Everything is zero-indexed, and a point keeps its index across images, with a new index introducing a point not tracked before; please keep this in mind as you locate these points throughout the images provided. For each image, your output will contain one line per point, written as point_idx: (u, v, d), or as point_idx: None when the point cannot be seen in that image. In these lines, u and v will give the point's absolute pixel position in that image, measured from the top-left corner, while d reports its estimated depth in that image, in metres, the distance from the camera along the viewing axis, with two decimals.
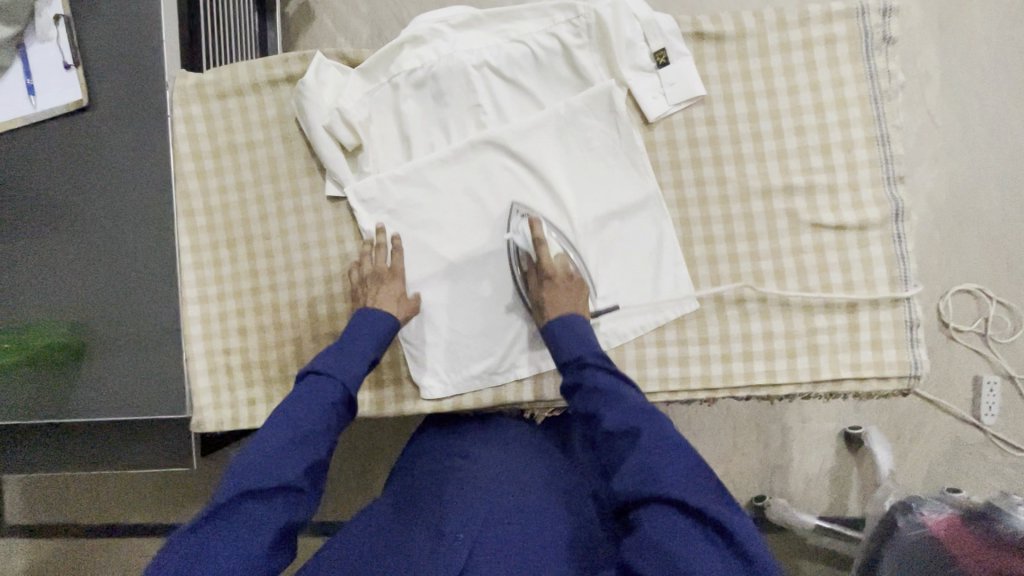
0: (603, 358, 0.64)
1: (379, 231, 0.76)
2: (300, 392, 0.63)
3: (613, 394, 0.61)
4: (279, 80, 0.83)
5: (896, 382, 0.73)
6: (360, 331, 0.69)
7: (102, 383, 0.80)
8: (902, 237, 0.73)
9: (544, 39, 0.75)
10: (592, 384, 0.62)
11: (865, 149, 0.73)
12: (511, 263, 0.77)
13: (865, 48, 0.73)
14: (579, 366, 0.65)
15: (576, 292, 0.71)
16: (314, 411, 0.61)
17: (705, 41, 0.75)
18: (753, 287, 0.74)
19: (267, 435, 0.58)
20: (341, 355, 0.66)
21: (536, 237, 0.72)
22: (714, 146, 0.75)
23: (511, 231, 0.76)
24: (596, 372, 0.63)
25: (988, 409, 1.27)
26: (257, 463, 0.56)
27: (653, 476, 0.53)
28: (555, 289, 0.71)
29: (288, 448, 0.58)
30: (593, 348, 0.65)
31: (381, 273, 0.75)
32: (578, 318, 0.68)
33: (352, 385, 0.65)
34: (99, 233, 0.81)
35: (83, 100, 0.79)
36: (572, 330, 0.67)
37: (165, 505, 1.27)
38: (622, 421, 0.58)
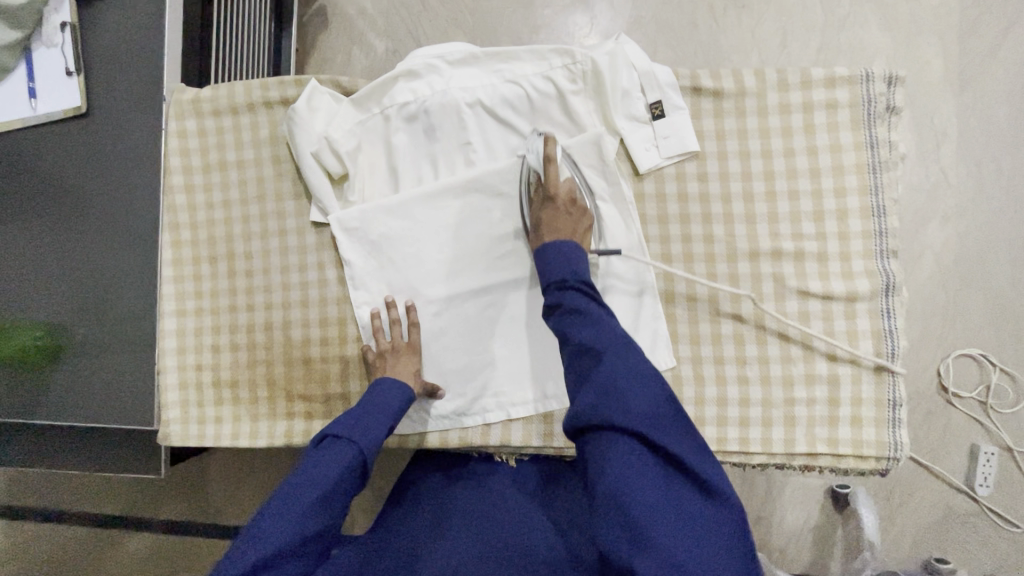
0: (582, 280, 0.63)
1: (391, 306, 0.75)
2: (318, 456, 0.62)
3: (589, 315, 0.60)
4: (273, 101, 0.82)
5: (874, 461, 0.71)
6: (383, 395, 0.69)
7: (72, 390, 0.81)
8: (891, 313, 0.71)
9: (539, 81, 0.74)
10: (569, 305, 0.61)
11: (859, 219, 0.71)
12: (522, 181, 0.74)
13: (866, 116, 0.71)
14: (558, 288, 0.63)
15: (577, 220, 0.70)
16: (329, 477, 0.60)
17: (703, 96, 0.74)
18: (733, 351, 0.73)
19: (283, 502, 0.58)
20: (363, 420, 0.65)
21: (548, 155, 0.70)
22: (703, 204, 0.74)
23: (526, 150, 0.73)
24: (575, 295, 0.61)
25: (983, 480, 1.22)
26: (267, 533, 0.56)
27: (616, 403, 0.54)
28: (556, 211, 0.69)
29: (301, 516, 0.57)
30: (578, 272, 0.63)
31: (398, 348, 0.75)
32: (570, 244, 0.65)
33: (369, 449, 0.63)
34: (84, 240, 0.81)
35: (81, 107, 0.80)
36: (562, 254, 0.65)
37: (143, 499, 1.27)
38: (591, 338, 0.58)
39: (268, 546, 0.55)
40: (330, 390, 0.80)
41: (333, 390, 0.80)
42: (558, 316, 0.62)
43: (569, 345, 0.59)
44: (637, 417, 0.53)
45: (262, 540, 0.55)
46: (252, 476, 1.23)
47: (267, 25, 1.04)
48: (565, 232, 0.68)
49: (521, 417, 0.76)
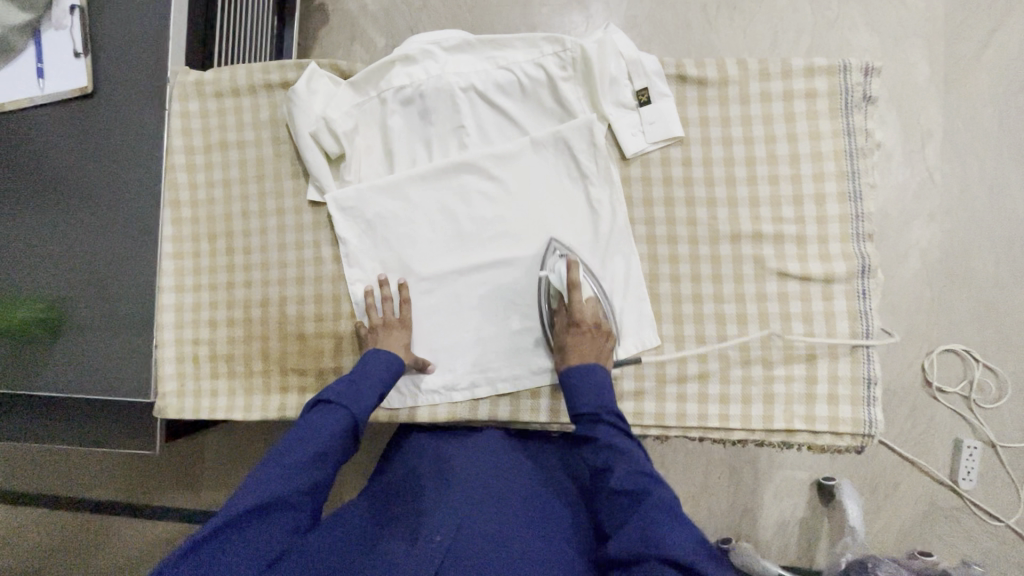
0: (616, 415, 0.64)
1: (384, 283, 0.78)
2: (311, 419, 0.64)
3: (624, 452, 0.61)
4: (274, 85, 0.85)
5: (850, 438, 0.73)
6: (374, 365, 0.71)
7: (71, 361, 0.83)
8: (867, 294, 0.73)
9: (531, 68, 0.77)
10: (604, 440, 0.62)
11: (837, 204, 0.74)
12: (543, 295, 0.76)
13: (844, 106, 0.74)
14: (592, 419, 0.64)
15: (601, 343, 0.71)
16: (321, 437, 0.61)
17: (687, 84, 0.77)
18: (714, 330, 0.75)
19: (279, 456, 0.60)
20: (355, 387, 0.68)
21: (570, 280, 0.71)
22: (687, 188, 0.76)
23: (546, 269, 0.75)
24: (609, 430, 0.63)
25: (966, 473, 1.24)
26: (260, 484, 0.57)
27: (651, 533, 0.53)
28: (580, 335, 0.71)
29: (293, 470, 0.58)
30: (608, 405, 0.65)
31: (390, 323, 0.77)
32: (597, 368, 0.68)
33: (361, 414, 0.66)
34: (86, 215, 0.83)
35: (87, 87, 0.82)
36: (588, 381, 0.67)
37: (136, 483, 1.28)
38: (628, 480, 0.58)
39: (261, 495, 0.56)
40: (323, 365, 0.82)
41: (326, 364, 0.82)
42: (591, 450, 0.63)
43: (606, 487, 0.60)
44: (669, 538, 0.52)
45: (255, 490, 0.56)
46: (248, 461, 1.24)
47: (270, 15, 1.07)
48: (589, 355, 0.70)
49: (508, 392, 0.78)
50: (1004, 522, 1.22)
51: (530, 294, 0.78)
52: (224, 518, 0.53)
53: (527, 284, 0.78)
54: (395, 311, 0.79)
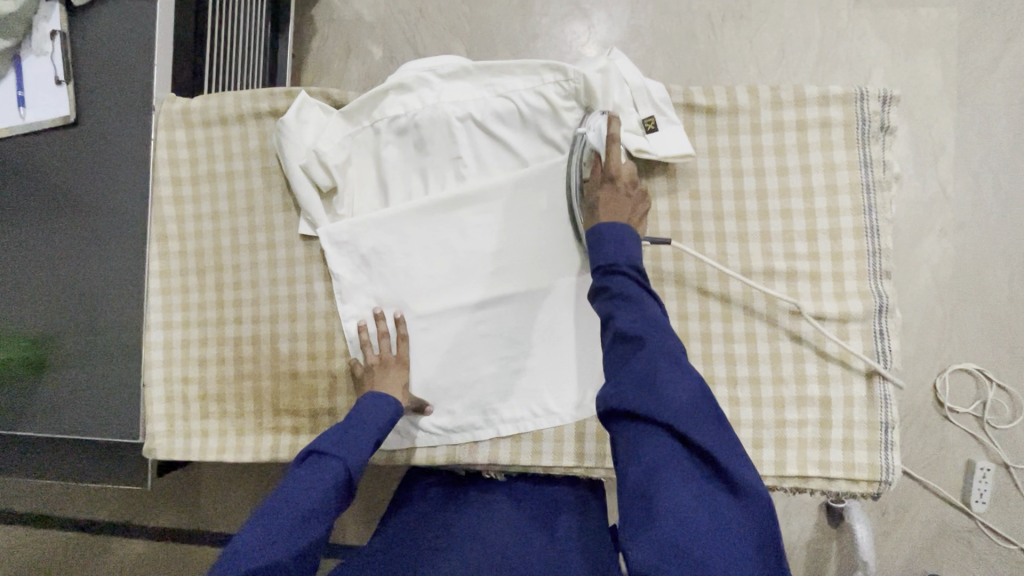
0: (633, 268, 0.60)
1: (379, 320, 0.75)
2: (301, 473, 0.60)
3: (636, 298, 0.58)
4: (263, 113, 0.82)
5: (866, 484, 0.70)
6: (368, 411, 0.67)
7: (56, 401, 0.80)
8: (884, 334, 0.70)
9: (531, 97, 0.73)
10: (619, 289, 0.58)
11: (853, 239, 0.70)
12: (574, 156, 0.71)
13: (860, 135, 0.71)
14: (609, 270, 0.61)
15: (634, 203, 0.68)
16: (313, 493, 0.58)
17: (696, 112, 0.73)
18: (723, 371, 0.72)
19: (269, 518, 0.56)
20: (350, 435, 0.64)
21: (610, 134, 0.67)
22: (695, 222, 0.73)
23: (584, 126, 0.71)
24: (624, 279, 0.59)
25: (979, 496, 1.21)
26: (249, 551, 0.53)
27: (652, 379, 0.52)
28: (614, 192, 0.68)
29: (284, 533, 0.54)
30: (631, 257, 0.61)
31: (386, 361, 0.74)
32: (626, 231, 0.62)
33: (356, 465, 0.62)
34: (70, 250, 0.80)
35: (70, 117, 0.79)
36: (611, 232, 0.62)
37: (131, 509, 1.26)
38: (633, 326, 0.56)
39: (250, 565, 0.52)
40: (316, 405, 0.79)
41: (320, 404, 0.79)
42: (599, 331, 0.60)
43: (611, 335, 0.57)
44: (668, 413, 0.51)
45: (243, 560, 0.52)
46: (245, 487, 1.22)
47: (262, 35, 1.03)
48: (621, 212, 0.66)
49: (508, 435, 0.75)
50: (1018, 546, 1.19)
51: (530, 335, 0.75)
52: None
53: (526, 327, 0.75)
54: (392, 348, 0.76)
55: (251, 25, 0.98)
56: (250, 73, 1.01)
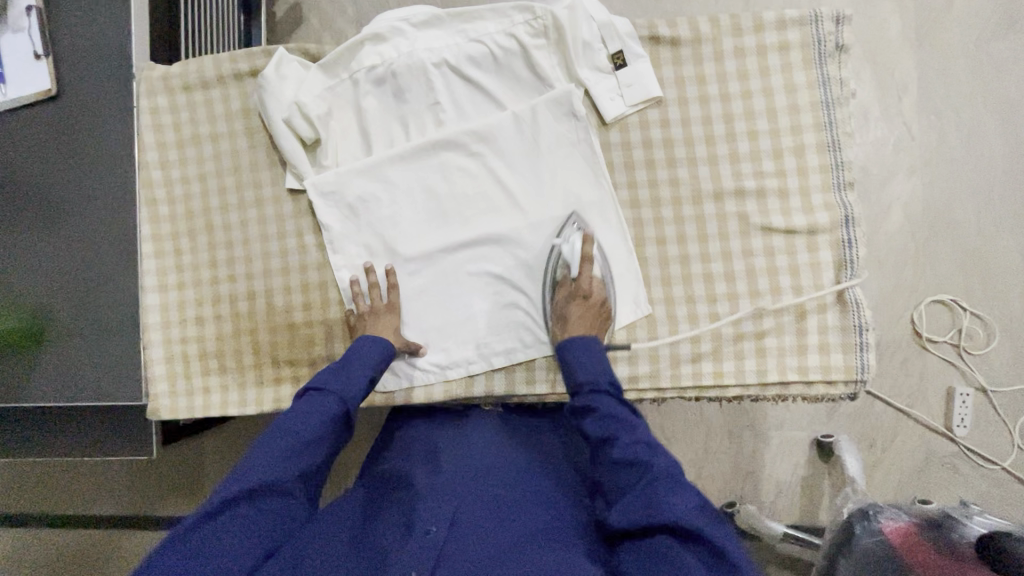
0: (613, 385, 0.63)
1: (371, 267, 0.77)
2: (300, 404, 0.63)
3: (625, 420, 0.60)
4: (244, 74, 0.83)
5: (843, 386, 0.74)
6: (361, 348, 0.70)
7: (57, 368, 0.81)
8: (851, 242, 0.74)
9: (502, 38, 0.76)
10: (603, 411, 0.61)
11: (816, 154, 0.74)
12: (549, 267, 0.75)
13: (817, 56, 0.74)
14: (591, 391, 0.64)
15: (598, 325, 0.72)
16: (313, 423, 0.61)
17: (661, 44, 0.76)
18: (702, 290, 0.76)
19: (270, 443, 0.59)
20: (344, 372, 0.67)
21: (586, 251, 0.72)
22: (667, 149, 0.76)
23: (562, 238, 0.75)
24: (605, 399, 0.62)
25: (960, 420, 1.26)
26: (252, 470, 0.56)
27: (657, 497, 0.53)
28: (585, 309, 0.72)
29: (286, 458, 0.58)
30: (609, 376, 0.64)
31: (378, 309, 0.76)
32: (595, 343, 0.68)
33: (351, 400, 0.65)
34: (59, 220, 0.82)
35: (51, 90, 0.80)
36: (590, 352, 0.67)
37: (135, 495, 1.27)
38: (627, 452, 0.57)
39: (252, 482, 0.55)
40: (315, 354, 0.81)
41: (317, 353, 0.81)
42: (591, 421, 0.61)
43: (607, 457, 0.58)
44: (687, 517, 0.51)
45: (246, 477, 0.56)
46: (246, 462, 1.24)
47: (236, 9, 1.05)
48: (586, 328, 0.70)
49: (501, 366, 0.78)
50: (998, 464, 1.25)
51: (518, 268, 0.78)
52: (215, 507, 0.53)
53: (514, 263, 0.78)
54: (383, 298, 0.78)
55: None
56: (227, 43, 1.02)
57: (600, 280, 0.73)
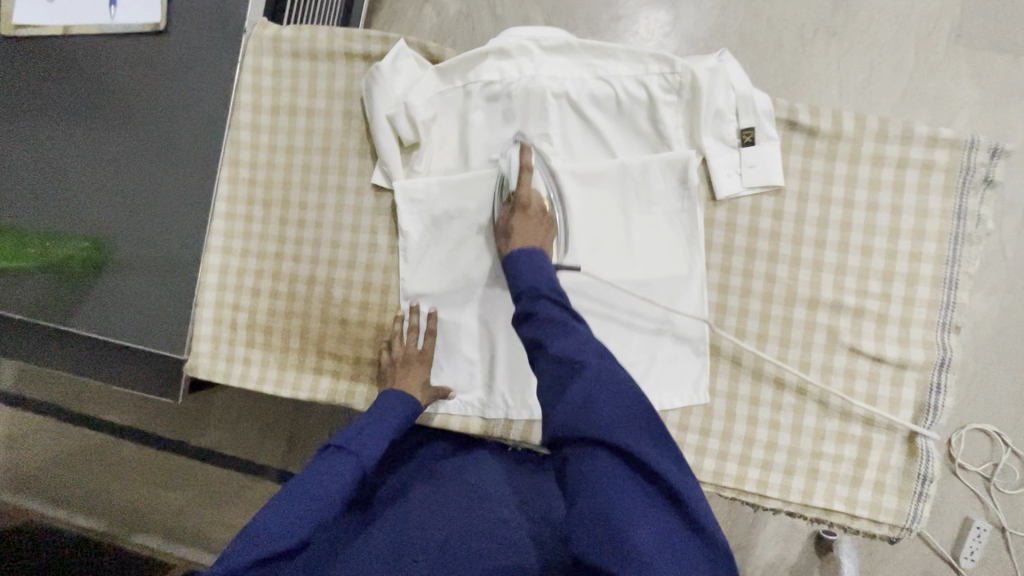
0: (555, 292, 0.60)
1: (413, 310, 0.76)
2: (318, 462, 0.61)
3: (564, 323, 0.57)
4: (354, 54, 0.79)
5: (888, 528, 0.70)
6: (386, 408, 0.68)
7: (106, 303, 0.81)
8: (942, 388, 0.69)
9: (632, 85, 0.72)
10: (544, 314, 0.58)
11: (928, 287, 0.69)
12: (491, 194, 0.74)
13: (960, 184, 0.69)
14: (533, 295, 0.60)
15: (545, 229, 0.69)
16: (334, 483, 0.58)
17: (796, 131, 0.71)
18: (770, 394, 0.72)
19: (289, 502, 0.56)
20: (366, 432, 0.64)
21: (523, 163, 0.70)
22: (773, 242, 0.72)
23: (500, 154, 0.73)
24: (549, 304, 0.59)
25: (968, 553, 1.07)
26: (268, 531, 0.54)
27: (592, 406, 0.51)
28: (527, 219, 0.69)
29: (310, 513, 0.56)
30: (550, 282, 0.61)
31: (410, 357, 0.74)
32: (538, 252, 0.65)
33: (369, 462, 0.62)
34: (141, 158, 0.80)
35: (159, 24, 0.78)
36: (530, 261, 0.64)
37: (139, 415, 1.31)
38: (566, 350, 0.55)
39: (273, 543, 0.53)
40: (360, 354, 0.80)
41: (364, 353, 0.80)
42: (527, 324, 0.59)
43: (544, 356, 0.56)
44: (622, 434, 0.50)
45: (259, 539, 0.53)
46: (251, 412, 1.25)
47: None
48: (532, 239, 0.67)
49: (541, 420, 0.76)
50: None
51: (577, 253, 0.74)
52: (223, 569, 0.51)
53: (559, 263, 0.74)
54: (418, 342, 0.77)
55: None
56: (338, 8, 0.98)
57: (540, 193, 0.71)
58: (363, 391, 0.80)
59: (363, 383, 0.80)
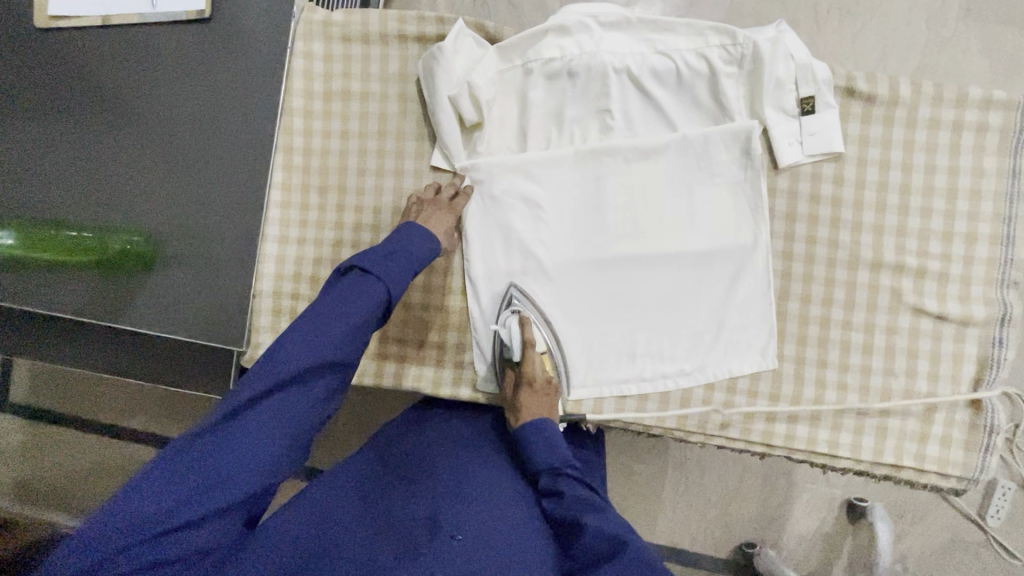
0: (577, 469, 0.63)
1: (460, 177, 0.76)
2: (343, 287, 0.62)
3: (598, 506, 0.57)
4: (408, 36, 0.79)
5: (955, 481, 0.72)
6: (412, 238, 0.67)
7: (159, 297, 0.79)
8: (1004, 342, 0.71)
9: (692, 58, 0.72)
10: (569, 494, 0.60)
11: (986, 246, 0.71)
12: (495, 338, 0.76)
13: (1014, 144, 0.71)
14: (554, 473, 0.63)
15: (551, 402, 0.71)
16: (355, 308, 0.60)
17: (854, 98, 0.73)
18: (837, 355, 0.74)
19: (307, 332, 0.58)
20: (392, 260, 0.64)
21: (525, 340, 0.71)
22: (835, 207, 0.73)
23: (500, 322, 0.74)
24: (569, 482, 0.62)
25: (994, 510, 1.09)
26: (280, 359, 0.56)
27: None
28: (530, 394, 0.70)
29: (329, 341, 0.58)
30: (566, 457, 0.64)
31: (438, 203, 0.74)
32: (548, 424, 0.67)
33: (395, 288, 0.63)
34: (190, 148, 0.79)
35: (205, 12, 0.77)
36: (542, 437, 0.66)
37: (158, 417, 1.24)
38: (604, 527, 0.53)
39: (287, 371, 0.55)
40: (426, 338, 0.79)
41: (429, 337, 0.79)
42: (553, 503, 0.61)
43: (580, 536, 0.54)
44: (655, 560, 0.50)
45: (272, 367, 0.56)
46: None
47: None
48: (538, 414, 0.69)
49: (612, 396, 0.76)
50: None
51: (613, 227, 0.75)
52: (252, 395, 0.54)
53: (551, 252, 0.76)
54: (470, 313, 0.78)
55: None
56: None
57: (542, 350, 0.73)
58: (429, 374, 0.79)
59: (428, 367, 0.79)
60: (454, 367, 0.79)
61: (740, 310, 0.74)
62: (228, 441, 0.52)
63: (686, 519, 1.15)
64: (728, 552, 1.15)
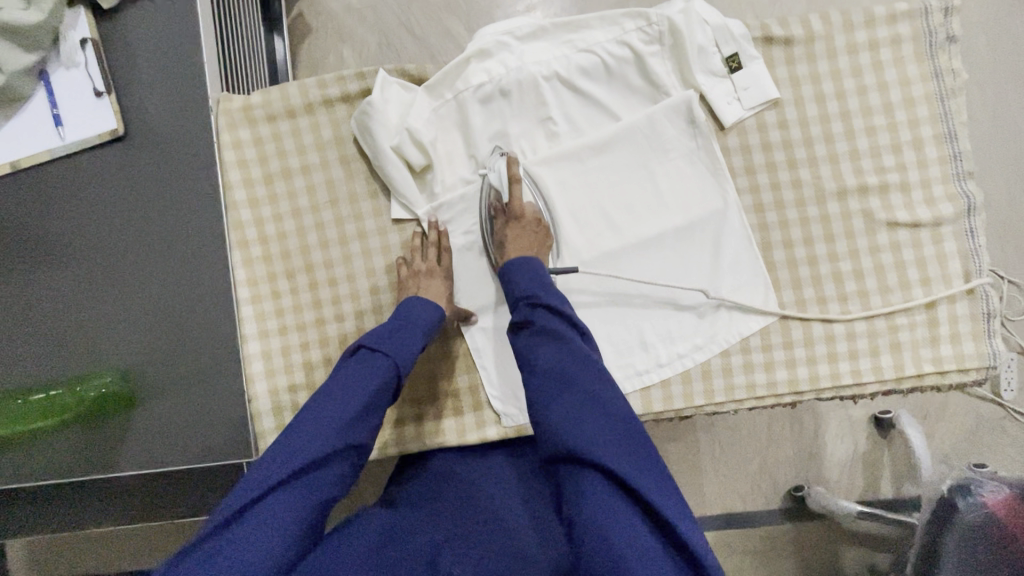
0: (551, 302, 0.62)
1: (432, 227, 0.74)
2: (352, 365, 0.60)
3: (560, 336, 0.59)
4: (333, 99, 0.78)
5: (976, 372, 0.74)
6: (414, 309, 0.66)
7: (153, 431, 0.74)
8: (975, 231, 0.74)
9: (614, 47, 0.74)
10: (540, 324, 0.60)
11: (934, 147, 0.74)
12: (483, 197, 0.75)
13: (928, 48, 0.74)
14: (528, 303, 0.63)
15: (540, 238, 0.71)
16: (366, 387, 0.58)
17: (774, 45, 0.75)
18: (833, 288, 0.75)
19: (323, 413, 0.56)
20: (398, 334, 0.64)
21: (512, 175, 0.72)
22: (788, 150, 0.75)
23: (486, 167, 0.75)
24: (543, 313, 0.61)
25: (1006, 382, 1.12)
26: (297, 446, 0.53)
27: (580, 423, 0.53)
28: (519, 228, 0.71)
29: (345, 425, 0.55)
30: (547, 291, 0.64)
31: (433, 271, 0.73)
32: (537, 260, 0.67)
33: (404, 364, 0.62)
34: (138, 271, 0.74)
35: (118, 129, 0.72)
36: (526, 265, 0.66)
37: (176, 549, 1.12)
38: (554, 360, 0.58)
39: (305, 458, 0.52)
40: (437, 389, 0.77)
41: (441, 388, 0.77)
42: (527, 333, 0.61)
43: (534, 368, 0.58)
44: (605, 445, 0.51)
45: (288, 455, 0.53)
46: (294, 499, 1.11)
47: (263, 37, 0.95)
48: (527, 247, 0.70)
49: (636, 389, 0.75)
50: None
51: (590, 225, 0.75)
52: (270, 485, 0.51)
53: None
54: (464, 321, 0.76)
55: (255, 25, 0.91)
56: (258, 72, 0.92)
57: (530, 202, 0.73)
58: (451, 426, 0.76)
59: (448, 418, 0.76)
60: (473, 411, 0.76)
61: (733, 272, 0.75)
62: (231, 548, 0.47)
63: (732, 482, 1.13)
64: (780, 500, 1.14)
